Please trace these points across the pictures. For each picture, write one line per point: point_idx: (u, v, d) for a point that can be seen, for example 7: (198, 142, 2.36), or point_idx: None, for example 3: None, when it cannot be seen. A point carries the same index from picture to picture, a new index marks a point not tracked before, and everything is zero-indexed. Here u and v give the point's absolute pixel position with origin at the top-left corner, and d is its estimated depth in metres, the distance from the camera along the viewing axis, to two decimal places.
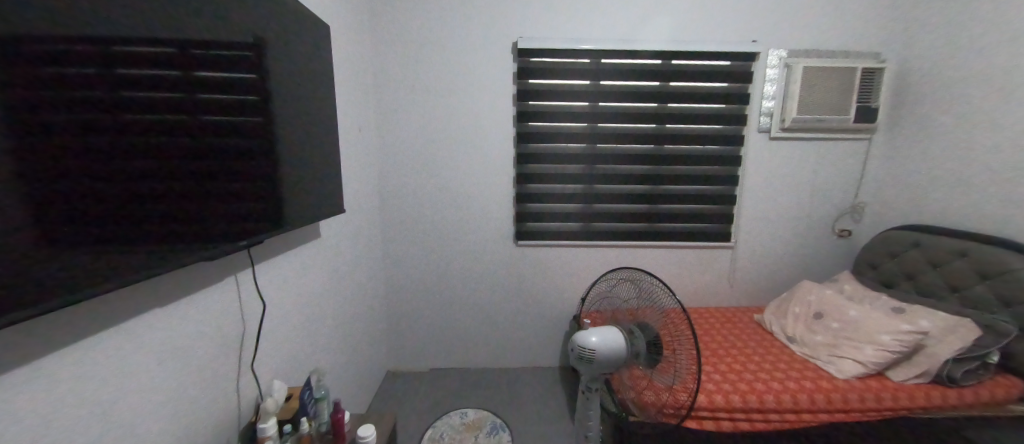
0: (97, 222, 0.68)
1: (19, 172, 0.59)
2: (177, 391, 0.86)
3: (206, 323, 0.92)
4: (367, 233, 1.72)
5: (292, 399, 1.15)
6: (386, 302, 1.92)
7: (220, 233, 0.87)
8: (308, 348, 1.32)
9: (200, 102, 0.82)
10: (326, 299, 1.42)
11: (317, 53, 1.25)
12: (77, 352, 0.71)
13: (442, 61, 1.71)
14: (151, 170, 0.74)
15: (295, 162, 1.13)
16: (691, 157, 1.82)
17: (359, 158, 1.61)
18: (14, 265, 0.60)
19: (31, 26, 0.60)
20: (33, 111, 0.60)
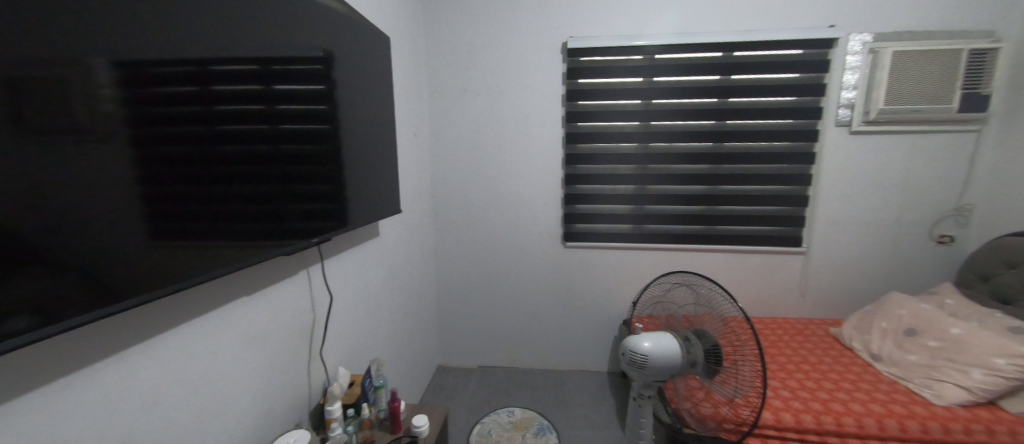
0: (198, 220, 0.76)
1: (140, 178, 0.67)
2: (257, 373, 0.96)
3: (282, 312, 1.02)
4: (421, 233, 1.80)
5: (355, 385, 1.24)
6: (437, 299, 2.00)
7: (296, 231, 0.96)
8: (369, 339, 1.41)
9: (277, 113, 0.91)
10: (384, 294, 1.51)
11: (378, 63, 1.33)
12: (188, 335, 0.81)
13: (493, 64, 1.74)
14: (238, 174, 0.83)
15: (358, 165, 1.22)
16: (756, 156, 1.69)
17: (415, 161, 1.69)
18: (136, 259, 0.67)
19: (152, 50, 0.68)
20: (151, 124, 0.68)
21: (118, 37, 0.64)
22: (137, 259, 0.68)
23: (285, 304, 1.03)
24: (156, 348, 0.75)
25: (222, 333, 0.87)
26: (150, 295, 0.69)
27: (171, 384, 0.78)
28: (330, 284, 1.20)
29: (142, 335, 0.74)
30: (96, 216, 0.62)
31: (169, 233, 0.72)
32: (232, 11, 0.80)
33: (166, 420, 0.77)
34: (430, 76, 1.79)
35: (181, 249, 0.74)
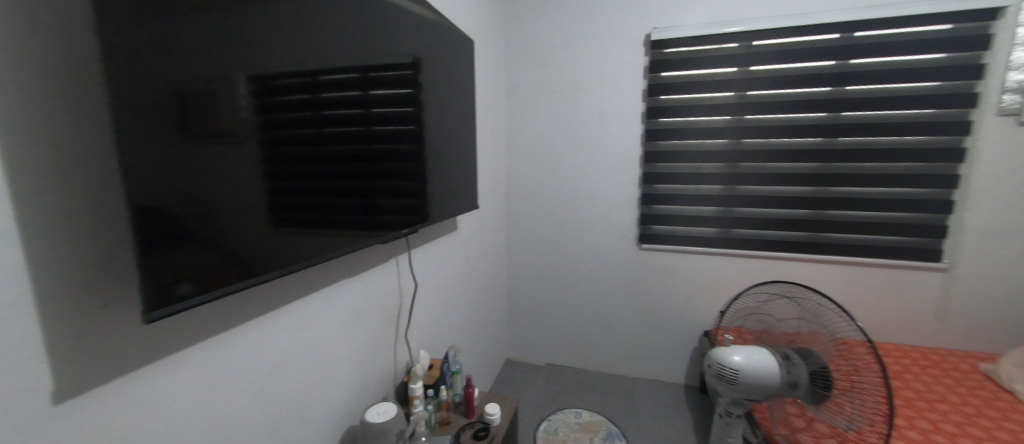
0: (314, 210, 0.83)
1: (271, 173, 0.74)
2: (355, 349, 1.05)
3: (376, 294, 1.13)
4: (495, 229, 1.85)
5: (434, 367, 1.33)
6: (508, 294, 2.04)
7: (387, 223, 1.05)
8: (445, 327, 1.50)
9: (373, 116, 0.99)
10: (459, 286, 1.58)
11: (460, 65, 1.39)
12: (319, 303, 0.93)
13: (571, 61, 1.72)
14: (343, 170, 0.91)
15: (440, 162, 1.29)
16: (880, 153, 1.44)
17: (491, 159, 1.74)
18: (266, 242, 0.74)
19: (290, 61, 0.76)
20: (283, 126, 0.75)
21: (268, 51, 0.71)
22: (265, 244, 0.74)
23: (376, 288, 1.12)
24: (280, 321, 0.83)
25: (329, 310, 0.96)
26: (272, 276, 0.76)
27: (293, 354, 0.87)
28: (413, 273, 1.29)
29: (273, 309, 0.81)
30: (237, 205, 0.68)
31: (289, 221, 0.78)
32: (343, 23, 0.88)
33: (292, 384, 0.87)
34: (508, 76, 1.83)
35: (296, 236, 0.80)
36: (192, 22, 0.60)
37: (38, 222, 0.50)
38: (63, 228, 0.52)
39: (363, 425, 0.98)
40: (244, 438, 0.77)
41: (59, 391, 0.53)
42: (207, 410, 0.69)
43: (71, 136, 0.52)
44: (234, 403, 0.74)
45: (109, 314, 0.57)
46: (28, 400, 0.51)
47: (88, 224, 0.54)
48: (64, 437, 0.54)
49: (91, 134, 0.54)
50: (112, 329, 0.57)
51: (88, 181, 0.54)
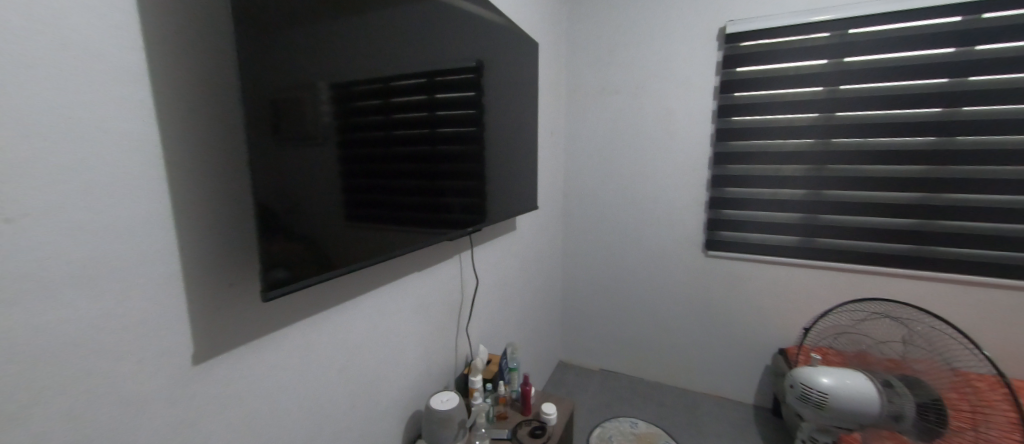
0: (387, 207, 0.85)
1: (350, 170, 0.76)
2: (423, 340, 1.10)
3: (444, 288, 1.17)
4: (552, 230, 1.85)
5: (493, 363, 1.37)
6: (563, 296, 2.03)
7: (450, 221, 1.07)
8: (502, 325, 1.53)
9: (439, 117, 1.01)
10: (517, 286, 1.61)
11: (524, 68, 1.40)
12: (395, 294, 0.98)
13: (636, 59, 1.67)
14: (413, 170, 0.92)
15: (502, 164, 1.32)
16: (1011, 153, 1.23)
17: (551, 160, 1.74)
18: (345, 235, 0.76)
19: (373, 67, 0.79)
20: (362, 127, 0.77)
21: (356, 57, 0.74)
22: (346, 239, 0.76)
23: (444, 283, 1.16)
24: (362, 308, 0.88)
25: (404, 301, 1.01)
26: (352, 269, 0.78)
27: (372, 340, 0.92)
28: (473, 271, 1.33)
29: (358, 295, 0.86)
30: (325, 200, 0.71)
31: (364, 217, 0.80)
32: (418, 29, 0.90)
33: (372, 369, 0.92)
34: (569, 77, 1.81)
35: (372, 231, 0.82)
36: (299, 26, 0.64)
37: (184, 206, 0.56)
38: (202, 211, 0.58)
39: (428, 411, 1.01)
40: (332, 414, 0.83)
41: (198, 354, 0.59)
42: (302, 386, 0.76)
43: (206, 130, 0.57)
44: (324, 380, 0.80)
45: (235, 291, 0.63)
46: (177, 361, 0.57)
47: (221, 211, 0.60)
48: (205, 395, 0.60)
49: (219, 128, 0.59)
50: (237, 305, 0.63)
51: (221, 170, 0.59)
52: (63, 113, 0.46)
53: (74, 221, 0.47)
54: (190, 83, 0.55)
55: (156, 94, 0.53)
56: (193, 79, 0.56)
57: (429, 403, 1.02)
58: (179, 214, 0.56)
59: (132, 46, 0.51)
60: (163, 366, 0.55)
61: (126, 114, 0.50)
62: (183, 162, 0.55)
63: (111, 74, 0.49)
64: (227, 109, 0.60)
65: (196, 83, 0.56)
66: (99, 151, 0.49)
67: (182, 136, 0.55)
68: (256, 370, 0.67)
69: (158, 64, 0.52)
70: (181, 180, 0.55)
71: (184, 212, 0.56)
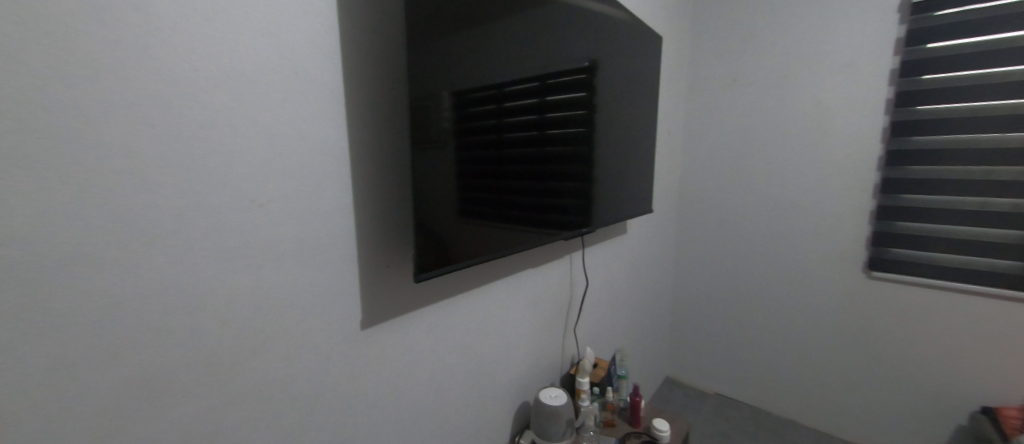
0: (501, 204, 0.80)
1: (465, 167, 0.73)
2: (538, 338, 1.11)
3: (559, 285, 1.16)
4: (664, 236, 1.73)
5: (599, 367, 1.32)
6: (672, 310, 1.87)
7: (564, 222, 0.99)
8: (610, 331, 1.48)
9: (556, 112, 0.93)
10: (627, 293, 1.54)
11: (649, 64, 1.32)
12: (516, 287, 1.00)
13: (780, 45, 1.45)
14: (527, 166, 0.86)
15: (626, 161, 1.27)
16: None
17: (667, 162, 1.63)
18: (458, 233, 0.73)
19: (496, 63, 0.76)
20: (478, 124, 0.74)
21: (483, 54, 0.73)
22: (456, 238, 0.73)
23: (559, 284, 1.16)
24: (488, 297, 0.92)
25: (523, 297, 1.03)
26: (464, 266, 0.75)
27: (494, 331, 0.95)
28: (589, 275, 1.30)
29: (484, 287, 0.90)
30: (440, 198, 0.69)
31: (477, 215, 0.76)
32: (537, 21, 0.85)
33: (492, 361, 0.96)
34: (688, 73, 1.67)
35: (481, 231, 0.78)
36: (441, 29, 0.65)
37: (360, 191, 0.63)
38: (373, 197, 0.65)
39: (537, 404, 1.03)
40: (457, 397, 0.87)
41: (366, 321, 0.66)
42: (438, 369, 0.81)
43: (376, 127, 0.64)
44: (452, 362, 0.85)
45: (391, 272, 0.69)
46: (350, 325, 0.64)
47: (380, 199, 0.66)
48: (368, 360, 0.67)
49: (380, 124, 0.65)
50: (393, 285, 0.70)
51: (382, 162, 0.65)
52: (295, 108, 0.54)
53: (297, 200, 0.55)
54: (367, 83, 0.62)
55: (346, 91, 0.60)
56: (369, 78, 0.62)
57: (539, 398, 1.03)
58: (357, 198, 0.62)
59: (335, 50, 0.58)
60: (340, 330, 0.62)
61: (329, 108, 0.58)
62: (359, 152, 0.62)
63: (321, 74, 0.56)
64: (389, 105, 0.65)
65: (370, 82, 0.63)
66: (312, 139, 0.56)
67: (359, 129, 0.62)
68: (406, 348, 0.74)
69: (349, 64, 0.60)
70: (358, 168, 0.62)
71: (358, 196, 0.63)
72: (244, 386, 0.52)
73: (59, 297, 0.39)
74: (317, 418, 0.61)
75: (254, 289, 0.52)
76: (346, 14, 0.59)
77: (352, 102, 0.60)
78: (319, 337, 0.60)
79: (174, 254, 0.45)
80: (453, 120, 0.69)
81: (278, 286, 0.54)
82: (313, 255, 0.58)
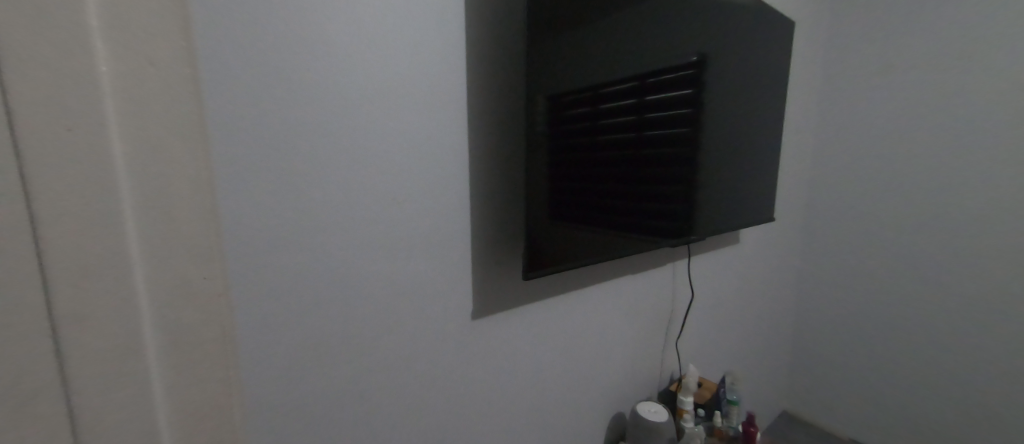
0: (596, 209, 0.78)
1: (561, 170, 0.71)
2: (640, 349, 1.06)
3: (663, 294, 1.10)
4: (788, 249, 1.53)
5: (706, 388, 1.20)
6: (794, 334, 1.64)
7: (663, 230, 0.93)
8: (720, 350, 1.35)
9: (659, 112, 0.87)
10: (742, 310, 1.40)
11: (778, 56, 1.19)
12: (619, 292, 0.98)
13: (956, 24, 1.21)
14: (624, 170, 0.82)
15: (746, 164, 1.16)
16: None
17: (794, 165, 1.44)
18: (554, 236, 0.73)
19: (597, 65, 0.74)
20: (575, 126, 0.72)
21: (585, 56, 0.72)
22: (553, 241, 0.73)
23: (663, 295, 1.10)
24: (590, 303, 0.91)
25: (625, 304, 1.00)
26: (558, 270, 0.74)
27: (595, 336, 0.94)
28: (696, 287, 1.21)
29: (587, 290, 0.89)
30: (539, 199, 0.69)
31: (572, 219, 0.74)
32: (643, 17, 0.80)
33: (591, 367, 0.95)
34: (824, 62, 1.46)
35: (579, 235, 0.76)
36: (550, 32, 0.66)
37: (475, 191, 0.67)
38: (486, 198, 0.69)
39: (634, 417, 0.98)
40: (555, 399, 0.87)
41: (476, 314, 0.70)
42: (539, 368, 0.83)
43: (491, 131, 0.67)
44: (553, 364, 0.86)
45: (499, 269, 0.72)
46: (461, 316, 0.68)
47: (490, 199, 0.69)
48: (475, 352, 0.71)
49: (492, 128, 0.68)
50: (501, 281, 0.73)
51: (493, 165, 0.69)
52: (427, 116, 0.60)
53: (426, 198, 0.61)
54: (486, 88, 0.66)
55: (467, 97, 0.64)
56: (487, 85, 0.66)
57: (636, 411, 0.98)
58: (472, 197, 0.67)
59: (461, 59, 0.63)
60: (453, 320, 0.67)
61: (453, 113, 0.63)
62: (476, 154, 0.66)
63: (450, 84, 0.62)
64: (502, 109, 0.69)
65: (487, 90, 0.66)
66: (440, 143, 0.62)
67: (477, 132, 0.66)
68: (510, 344, 0.77)
69: (471, 73, 0.64)
70: (475, 169, 0.66)
71: (474, 195, 0.67)
72: (377, 360, 0.60)
73: (257, 267, 0.49)
74: (431, 400, 0.67)
75: (388, 276, 0.59)
76: (470, 25, 0.63)
77: (471, 108, 0.65)
78: (435, 325, 0.65)
79: (334, 241, 0.54)
80: (553, 123, 0.69)
81: (406, 275, 0.61)
82: (435, 249, 0.64)
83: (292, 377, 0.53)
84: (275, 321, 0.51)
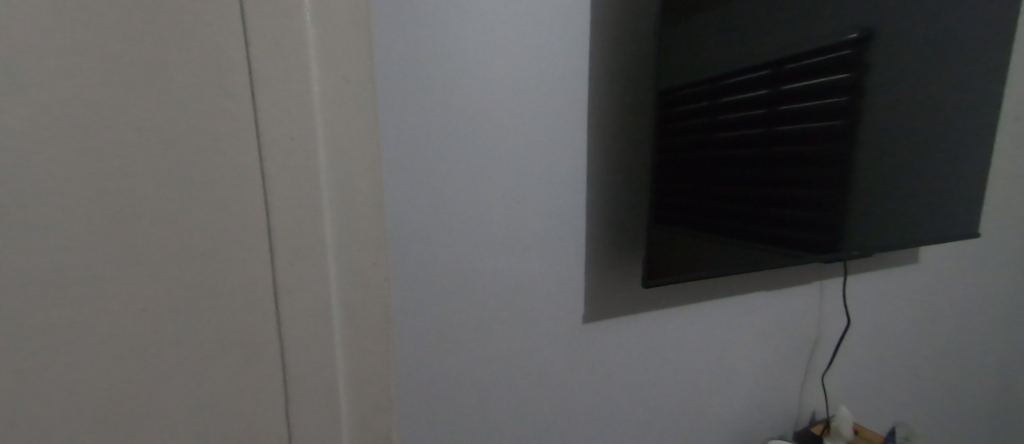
0: (716, 213, 0.69)
1: (676, 170, 0.65)
2: (774, 376, 0.93)
3: (808, 317, 0.94)
4: (997, 274, 1.17)
5: (863, 436, 0.99)
6: (1002, 386, 1.26)
7: (805, 242, 0.79)
8: (885, 393, 1.10)
9: (806, 101, 0.74)
10: (920, 347, 1.11)
11: (992, 22, 0.91)
12: (750, 309, 0.87)
13: None
14: (754, 170, 0.71)
15: (934, 163, 0.92)
16: None
17: (1012, 165, 1.10)
18: (666, 242, 0.67)
19: (726, 52, 0.66)
20: (695, 122, 0.65)
21: (710, 44, 0.64)
22: (668, 247, 0.67)
23: (807, 317, 0.94)
24: (714, 316, 0.82)
25: (757, 323, 0.88)
26: (670, 279, 0.68)
27: (718, 355, 0.84)
28: (854, 312, 1.00)
29: (710, 303, 0.81)
30: (653, 202, 0.64)
31: (688, 225, 0.67)
32: None
33: (713, 389, 0.85)
34: None
35: (695, 242, 0.69)
36: (671, 22, 0.61)
37: (592, 191, 0.65)
38: (603, 198, 0.67)
39: None
40: (667, 417, 0.81)
41: (588, 317, 0.69)
42: (651, 381, 0.78)
43: (611, 130, 0.65)
44: (667, 379, 0.79)
45: (613, 273, 0.70)
46: (573, 317, 0.68)
47: (603, 200, 0.66)
48: (585, 355, 0.70)
49: (609, 127, 0.65)
50: (614, 285, 0.71)
51: (611, 164, 0.66)
52: (552, 116, 0.61)
53: (545, 197, 0.63)
54: (609, 85, 0.64)
55: (588, 95, 0.63)
56: (610, 82, 0.64)
57: None
58: (588, 199, 0.65)
59: (584, 58, 0.62)
60: (564, 320, 0.67)
61: (574, 112, 0.62)
62: (594, 155, 0.65)
63: (576, 83, 0.62)
64: (623, 107, 0.66)
65: (610, 86, 0.64)
66: (563, 143, 0.62)
67: (597, 132, 0.64)
68: (621, 353, 0.74)
69: (594, 71, 0.63)
70: (592, 170, 0.65)
71: (589, 197, 0.66)
72: (492, 351, 0.63)
73: (399, 257, 0.56)
74: (538, 397, 0.68)
75: (507, 271, 0.62)
76: (595, 22, 0.62)
77: (591, 107, 0.63)
78: (547, 324, 0.66)
79: (461, 235, 0.58)
80: (668, 119, 0.63)
81: (522, 272, 0.63)
82: (551, 248, 0.64)
83: (419, 358, 0.59)
84: (410, 306, 0.57)
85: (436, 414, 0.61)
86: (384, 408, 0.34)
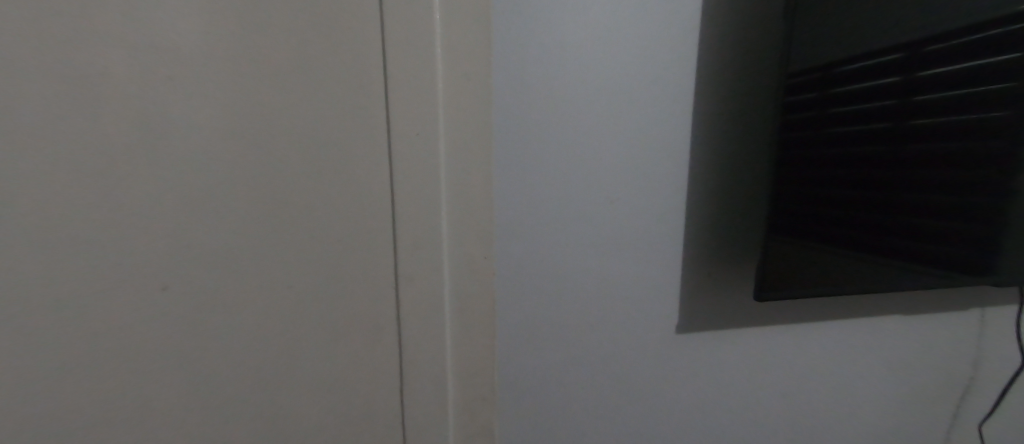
0: (836, 220, 0.60)
1: (789, 170, 0.57)
2: (912, 417, 0.78)
3: (964, 350, 0.77)
4: None
5: None
6: None
7: (958, 260, 0.65)
8: None
9: (972, 88, 0.60)
10: None
11: None
12: (884, 333, 0.74)
13: None
14: (889, 170, 0.60)
15: None
16: None
17: None
18: (774, 251, 0.59)
19: (859, 33, 0.56)
20: (814, 114, 0.56)
21: (840, 25, 0.56)
22: (778, 256, 0.59)
23: (964, 351, 0.77)
24: (834, 338, 0.72)
25: (892, 351, 0.75)
26: (777, 292, 0.60)
27: (838, 383, 0.73)
28: None
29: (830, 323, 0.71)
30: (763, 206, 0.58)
31: (800, 233, 0.59)
32: None
33: (829, 420, 0.75)
34: None
35: (810, 253, 0.60)
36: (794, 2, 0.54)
37: (694, 192, 0.61)
38: (705, 200, 0.61)
39: None
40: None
41: (683, 327, 0.65)
42: (752, 403, 0.70)
43: (719, 125, 0.60)
44: (772, 403, 0.71)
45: (713, 281, 0.64)
46: (666, 326, 0.64)
47: (703, 202, 0.61)
48: (678, 367, 0.66)
49: (714, 123, 0.59)
50: (714, 295, 0.65)
51: (716, 163, 0.61)
52: (656, 112, 0.58)
53: (642, 197, 0.60)
54: (720, 77, 0.59)
55: (696, 89, 0.58)
56: (721, 74, 0.59)
57: None
58: (688, 199, 0.61)
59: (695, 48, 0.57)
60: (656, 328, 0.64)
61: (681, 107, 0.58)
62: (696, 152, 0.60)
63: (685, 77, 0.58)
64: (733, 100, 0.60)
65: (721, 78, 0.59)
66: (665, 140, 0.59)
67: (703, 128, 0.59)
68: (718, 368, 0.68)
69: (702, 62, 0.58)
70: (695, 169, 0.60)
71: (690, 198, 0.61)
72: (579, 352, 0.62)
73: None
74: (625, 405, 0.65)
75: (599, 273, 0.60)
76: (707, 7, 0.57)
77: (697, 102, 0.59)
78: (637, 330, 0.63)
79: (555, 233, 0.58)
80: (782, 113, 0.56)
81: (614, 275, 0.61)
82: (646, 251, 0.61)
83: (507, 351, 0.59)
84: (501, 301, 0.58)
85: (520, 409, 0.61)
86: (486, 400, 0.35)
